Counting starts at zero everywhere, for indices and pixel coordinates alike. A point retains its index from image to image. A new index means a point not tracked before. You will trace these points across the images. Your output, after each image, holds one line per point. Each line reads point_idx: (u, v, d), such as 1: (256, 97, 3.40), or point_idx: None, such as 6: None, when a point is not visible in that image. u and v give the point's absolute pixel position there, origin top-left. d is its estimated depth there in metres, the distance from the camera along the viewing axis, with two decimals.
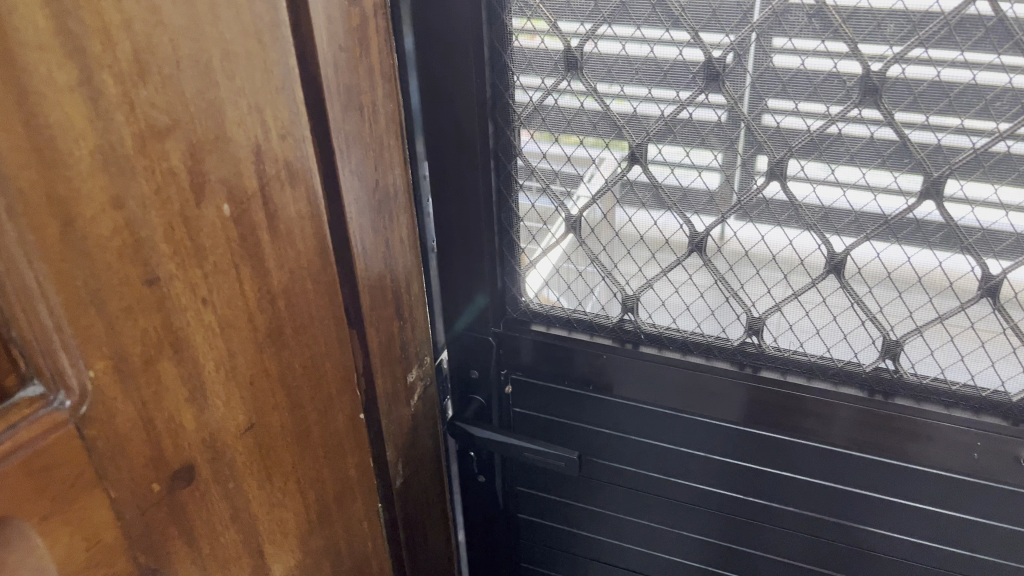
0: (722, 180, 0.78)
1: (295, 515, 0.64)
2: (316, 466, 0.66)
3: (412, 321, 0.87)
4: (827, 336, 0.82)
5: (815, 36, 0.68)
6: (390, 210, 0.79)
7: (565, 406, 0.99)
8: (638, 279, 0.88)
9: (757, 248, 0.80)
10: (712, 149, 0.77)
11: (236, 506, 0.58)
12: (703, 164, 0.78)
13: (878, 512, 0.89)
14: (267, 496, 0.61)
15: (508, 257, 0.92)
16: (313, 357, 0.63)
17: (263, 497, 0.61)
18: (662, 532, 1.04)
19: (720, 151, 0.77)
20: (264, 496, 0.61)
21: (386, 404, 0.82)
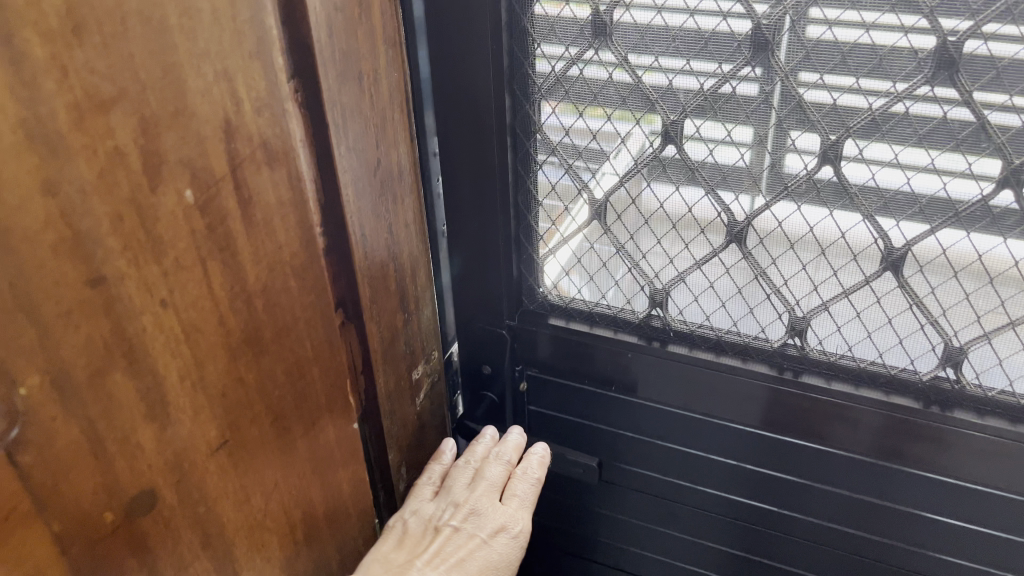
0: (767, 166, 0.69)
1: (279, 537, 0.58)
2: (305, 483, 0.58)
3: (418, 313, 0.80)
4: (880, 340, 0.74)
5: (897, 23, 0.59)
6: (394, 191, 0.71)
7: (585, 405, 0.92)
8: (669, 272, 0.79)
9: (805, 240, 0.71)
10: (746, 122, 0.68)
11: (208, 532, 0.51)
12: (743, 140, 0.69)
13: (927, 534, 0.81)
14: (246, 519, 0.54)
15: (524, 243, 0.84)
16: (299, 364, 0.55)
17: (240, 521, 0.54)
18: (684, 543, 0.97)
19: (750, 124, 0.68)
20: (242, 519, 0.54)
21: (388, 405, 0.75)
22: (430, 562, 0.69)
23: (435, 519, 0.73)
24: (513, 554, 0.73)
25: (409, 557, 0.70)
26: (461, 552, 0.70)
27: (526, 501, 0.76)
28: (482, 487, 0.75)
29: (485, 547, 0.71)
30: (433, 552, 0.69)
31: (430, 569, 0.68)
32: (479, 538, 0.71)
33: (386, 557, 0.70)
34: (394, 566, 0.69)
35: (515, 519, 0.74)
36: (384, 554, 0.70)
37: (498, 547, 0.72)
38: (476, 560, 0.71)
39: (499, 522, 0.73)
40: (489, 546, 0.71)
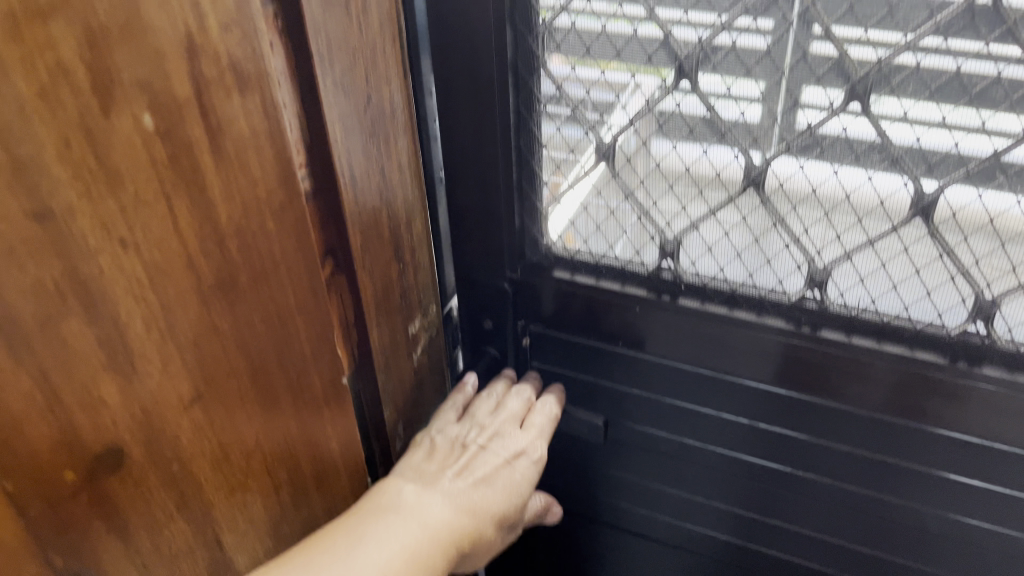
0: (783, 104, 0.64)
1: (262, 497, 0.54)
2: (290, 441, 0.55)
3: (414, 264, 0.75)
4: (906, 292, 0.69)
5: None
6: (387, 132, 0.66)
7: (591, 362, 0.88)
8: (682, 221, 0.75)
9: (827, 185, 0.66)
10: (755, 79, 0.64)
11: (183, 492, 0.48)
12: (746, 97, 0.65)
13: (944, 495, 0.77)
14: (225, 479, 0.50)
15: (527, 191, 0.79)
16: (278, 315, 0.50)
17: (218, 482, 0.50)
18: (690, 504, 0.94)
19: (764, 83, 0.63)
20: (221, 478, 0.50)
21: (382, 359, 0.71)
22: (458, 474, 0.67)
23: (460, 436, 0.72)
24: (530, 479, 0.73)
25: (438, 466, 0.68)
26: (488, 468, 0.69)
27: (545, 433, 0.76)
28: (506, 414, 0.75)
29: (509, 468, 0.71)
30: (462, 464, 0.68)
31: (460, 478, 0.67)
32: (504, 457, 0.71)
33: (414, 464, 0.68)
34: (423, 472, 0.67)
35: (534, 446, 0.74)
36: (411, 461, 0.68)
37: (519, 469, 0.72)
38: (500, 478, 0.70)
39: (519, 447, 0.72)
40: (513, 467, 0.71)
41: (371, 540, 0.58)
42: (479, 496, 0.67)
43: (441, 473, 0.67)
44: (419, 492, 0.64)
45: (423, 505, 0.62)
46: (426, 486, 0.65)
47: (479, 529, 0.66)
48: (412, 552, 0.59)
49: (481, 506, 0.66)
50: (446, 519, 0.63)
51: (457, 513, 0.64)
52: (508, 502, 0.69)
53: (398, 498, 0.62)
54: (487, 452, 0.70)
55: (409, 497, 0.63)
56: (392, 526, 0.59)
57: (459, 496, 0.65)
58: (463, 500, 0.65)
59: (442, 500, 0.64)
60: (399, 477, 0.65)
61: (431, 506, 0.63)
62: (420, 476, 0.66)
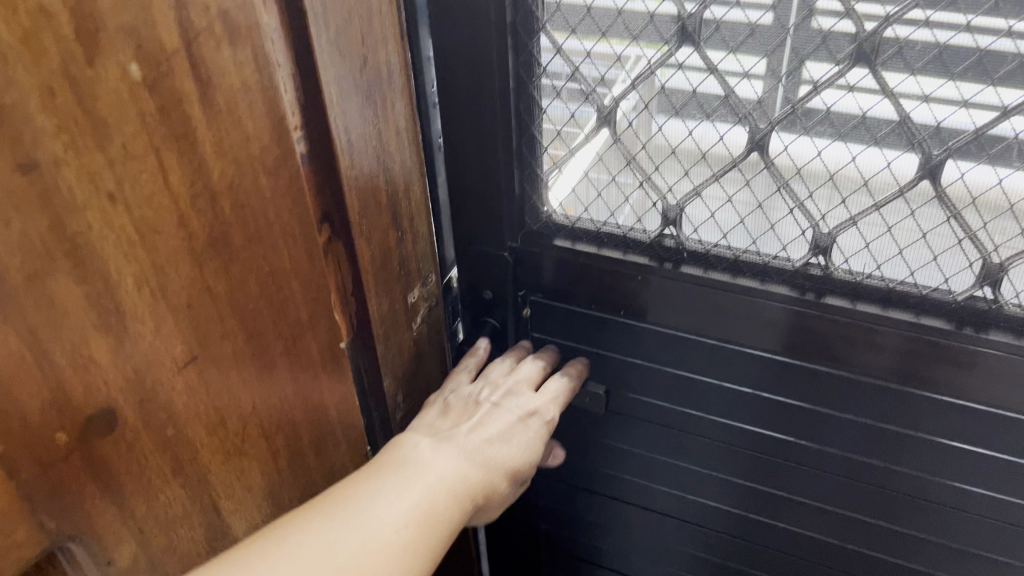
0: (787, 65, 0.63)
1: (258, 463, 0.55)
2: (286, 407, 0.55)
3: (413, 232, 0.72)
4: (912, 257, 0.68)
5: None
6: (383, 94, 0.64)
7: (593, 333, 0.87)
8: (684, 187, 0.74)
9: (833, 147, 0.65)
10: (755, 55, 0.63)
11: (178, 455, 0.48)
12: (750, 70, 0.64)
13: (949, 463, 0.76)
14: (219, 443, 0.51)
15: (527, 157, 0.78)
16: (267, 277, 0.50)
17: (213, 445, 0.51)
18: (692, 476, 0.93)
19: (761, 58, 0.63)
20: (216, 442, 0.51)
21: (382, 328, 0.68)
22: (471, 429, 0.67)
23: (473, 396, 0.72)
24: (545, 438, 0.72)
25: (453, 424, 0.68)
26: (503, 424, 0.69)
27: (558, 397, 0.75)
28: (519, 377, 0.75)
29: (522, 425, 0.70)
30: (476, 420, 0.68)
31: (475, 433, 0.67)
32: (517, 414, 0.70)
33: (429, 424, 0.68)
34: (438, 429, 0.67)
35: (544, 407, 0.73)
36: (426, 421, 0.68)
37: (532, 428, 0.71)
38: (513, 434, 0.69)
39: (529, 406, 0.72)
40: (525, 425, 0.70)
41: (388, 493, 0.58)
42: (494, 450, 0.66)
43: (455, 429, 0.67)
44: (434, 446, 0.64)
45: (439, 458, 0.62)
46: (441, 440, 0.65)
47: (495, 484, 0.66)
48: (429, 504, 0.59)
49: (497, 460, 0.66)
50: (462, 471, 0.62)
51: (472, 466, 0.64)
52: (525, 458, 0.69)
53: (415, 453, 0.62)
54: (500, 411, 0.70)
55: (425, 451, 0.62)
56: (409, 479, 0.59)
57: (473, 451, 0.65)
58: (478, 454, 0.65)
59: (453, 452, 0.64)
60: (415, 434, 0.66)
61: (445, 458, 0.63)
62: (435, 432, 0.66)
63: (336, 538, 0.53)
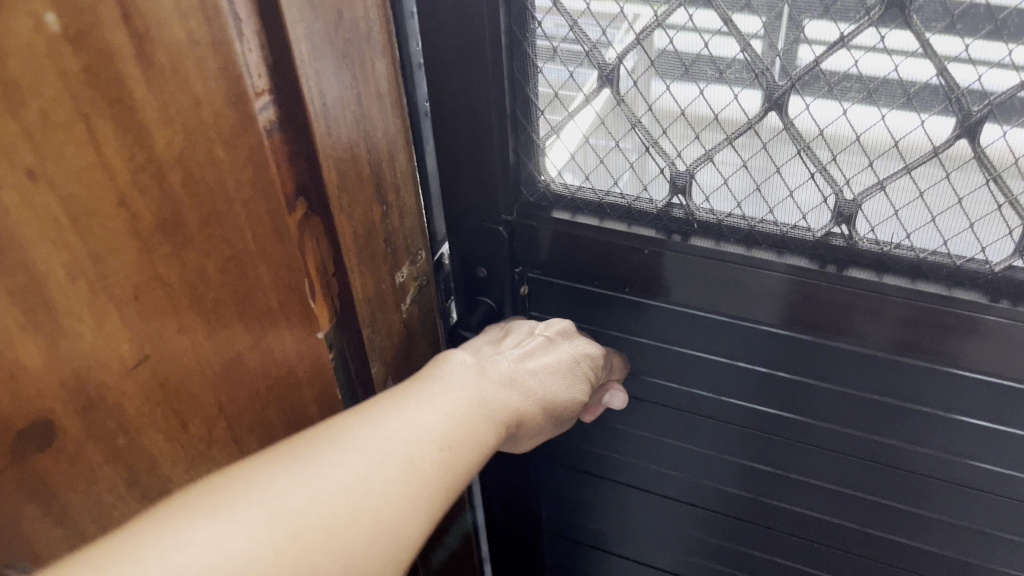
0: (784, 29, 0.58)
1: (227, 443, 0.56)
2: (257, 399, 0.53)
3: (400, 206, 0.64)
4: (945, 225, 0.62)
5: None
6: (363, 55, 0.57)
7: (597, 311, 0.81)
8: (694, 152, 0.68)
9: (861, 106, 0.59)
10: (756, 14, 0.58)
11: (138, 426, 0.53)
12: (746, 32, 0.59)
13: (983, 444, 0.71)
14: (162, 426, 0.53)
15: (522, 122, 0.72)
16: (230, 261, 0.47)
17: (161, 426, 0.53)
18: (701, 459, 0.88)
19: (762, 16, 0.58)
20: (166, 422, 0.53)
21: (368, 313, 0.61)
22: (518, 362, 0.64)
23: (528, 329, 0.69)
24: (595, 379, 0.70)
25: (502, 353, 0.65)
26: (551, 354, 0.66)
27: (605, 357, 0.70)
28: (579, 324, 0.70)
29: (571, 366, 0.66)
30: (526, 349, 0.65)
31: (519, 368, 0.63)
32: (571, 350, 0.67)
33: (477, 344, 0.66)
34: (484, 351, 0.65)
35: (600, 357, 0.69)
36: (474, 340, 0.66)
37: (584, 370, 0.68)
38: (558, 375, 0.65)
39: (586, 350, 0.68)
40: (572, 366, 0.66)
41: (424, 417, 0.55)
42: (539, 380, 0.64)
43: (500, 353, 0.64)
44: (480, 377, 0.60)
45: (478, 389, 0.59)
46: (488, 370, 0.61)
47: (536, 414, 0.64)
48: (459, 435, 0.56)
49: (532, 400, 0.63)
50: (495, 406, 0.59)
51: (512, 394, 0.61)
52: (568, 396, 0.65)
53: (463, 369, 0.60)
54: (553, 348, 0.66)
55: (467, 380, 0.59)
56: (446, 404, 0.57)
57: (518, 379, 0.63)
58: (520, 380, 0.63)
59: (492, 383, 0.61)
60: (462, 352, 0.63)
61: (485, 392, 0.59)
62: (481, 353, 0.64)
63: (377, 453, 0.52)
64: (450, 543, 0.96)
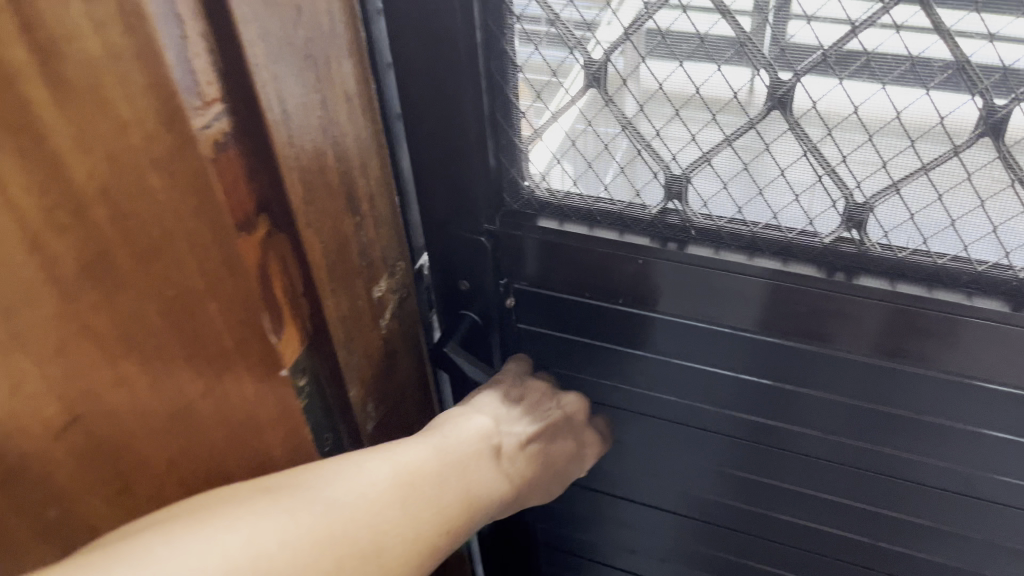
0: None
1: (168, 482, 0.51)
2: (202, 436, 0.50)
3: (373, 218, 0.59)
4: (965, 228, 0.58)
5: None
6: (327, 57, 0.51)
7: (587, 321, 0.77)
8: (691, 153, 0.63)
9: (874, 102, 0.54)
10: None
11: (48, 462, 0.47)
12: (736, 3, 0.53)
13: (1004, 458, 0.67)
14: (90, 461, 0.48)
15: (503, 123, 0.67)
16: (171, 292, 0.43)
17: (81, 461, 0.48)
18: (701, 473, 0.84)
19: None
20: (88, 457, 0.48)
21: (345, 331, 0.56)
22: (527, 447, 0.63)
23: (535, 401, 0.68)
24: (561, 481, 0.70)
25: (515, 427, 0.64)
26: (543, 445, 0.66)
27: (576, 453, 0.71)
28: (570, 408, 0.70)
29: (552, 462, 0.67)
30: (533, 430, 0.64)
31: (526, 452, 0.63)
32: (558, 436, 0.68)
33: (494, 403, 0.65)
34: (502, 410, 0.65)
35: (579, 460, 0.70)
36: (489, 395, 0.66)
37: (562, 466, 0.68)
38: (545, 467, 0.66)
39: (567, 446, 0.69)
40: (556, 457, 0.67)
41: (439, 501, 0.55)
42: (536, 465, 0.64)
43: (514, 423, 0.64)
44: (494, 462, 0.60)
45: (488, 478, 0.59)
46: (502, 449, 0.61)
47: (510, 506, 0.62)
48: (460, 521, 0.56)
49: (524, 485, 0.63)
50: (499, 489, 0.60)
51: (520, 467, 0.63)
52: (541, 487, 0.66)
53: (476, 455, 0.59)
54: (549, 433, 0.67)
55: (478, 468, 0.58)
56: (456, 490, 0.56)
57: (523, 461, 0.63)
58: (527, 455, 0.64)
59: (506, 455, 0.62)
60: (482, 415, 0.63)
61: (494, 479, 0.59)
62: (498, 416, 0.64)
63: (395, 518, 0.52)
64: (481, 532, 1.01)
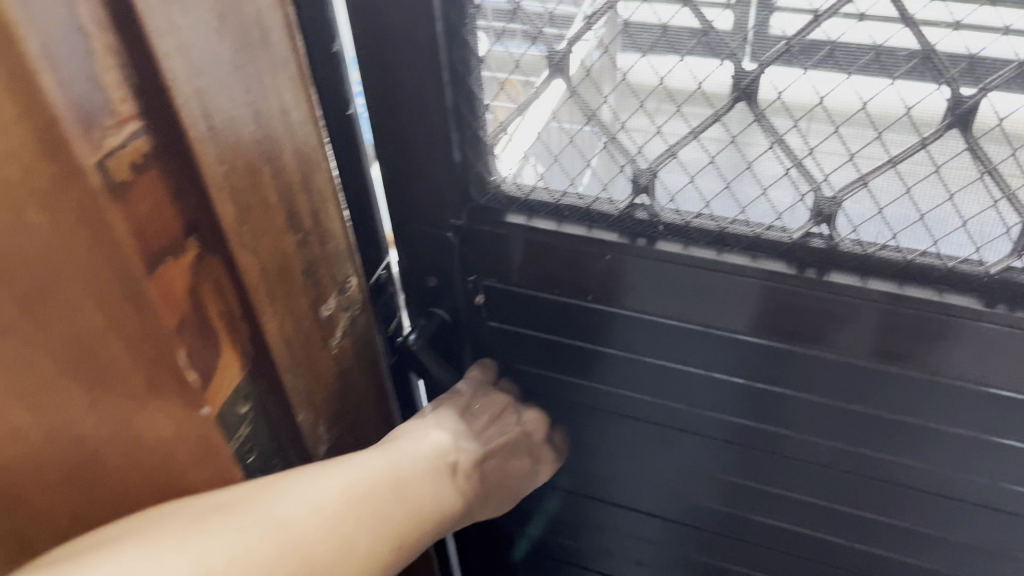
0: None
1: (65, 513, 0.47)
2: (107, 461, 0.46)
3: (319, 231, 0.57)
4: (935, 223, 0.55)
5: None
6: (262, 62, 0.48)
7: (558, 320, 0.75)
8: (656, 147, 0.60)
9: (840, 93, 0.52)
10: None
11: None
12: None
13: (979, 458, 0.65)
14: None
15: (467, 117, 0.64)
16: (84, 345, 0.42)
17: None
18: (678, 471, 0.82)
19: None
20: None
21: (285, 349, 0.55)
22: (479, 463, 0.63)
23: (489, 417, 0.67)
24: (510, 497, 0.69)
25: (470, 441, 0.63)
26: (493, 462, 0.65)
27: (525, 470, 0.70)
28: (522, 425, 0.69)
29: (499, 479, 0.66)
30: (485, 447, 0.64)
31: (479, 468, 0.63)
32: (507, 455, 0.67)
33: (451, 417, 0.64)
34: (460, 423, 0.64)
35: (533, 475, 0.69)
36: (445, 411, 0.64)
37: (512, 481, 0.68)
38: (493, 484, 0.65)
39: (519, 462, 0.68)
40: (503, 476, 0.66)
41: (392, 516, 0.53)
42: (484, 482, 0.64)
43: (472, 438, 0.63)
44: (449, 476, 0.59)
45: (442, 493, 0.57)
46: (458, 464, 0.60)
47: (460, 523, 0.61)
48: (414, 537, 0.54)
49: (474, 502, 0.63)
50: (454, 504, 0.59)
51: (473, 484, 0.62)
52: (490, 502, 0.65)
53: (430, 470, 0.57)
54: (502, 449, 0.66)
55: (433, 484, 0.57)
56: (410, 506, 0.54)
57: (476, 476, 0.62)
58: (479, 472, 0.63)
59: (463, 468, 0.61)
60: (438, 430, 0.61)
61: (449, 493, 0.58)
62: (457, 432, 0.63)
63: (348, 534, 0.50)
64: (521, 548, 1.02)
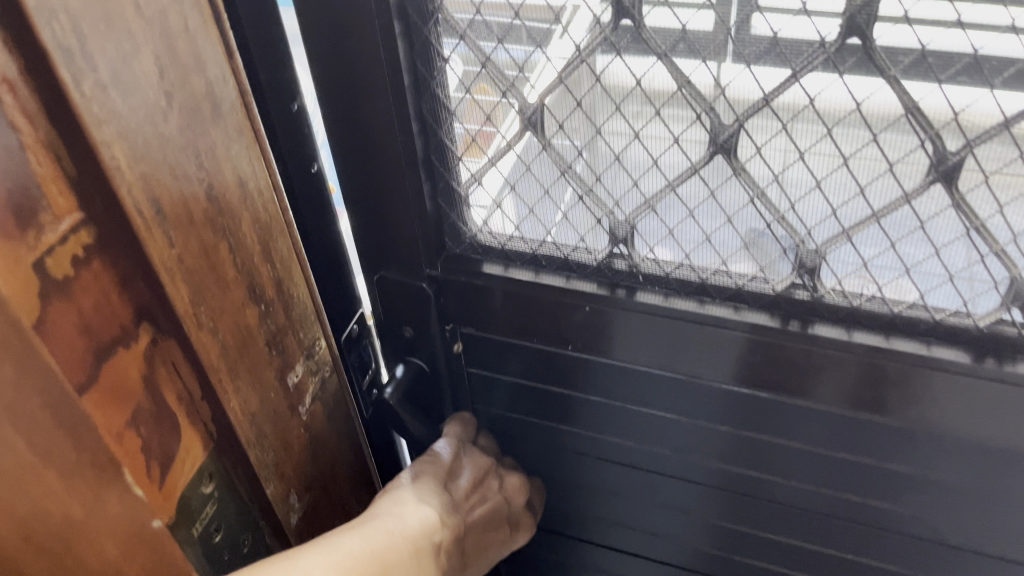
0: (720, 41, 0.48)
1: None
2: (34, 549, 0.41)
3: (285, 297, 0.55)
4: (920, 276, 0.54)
5: None
6: (214, 134, 0.46)
7: (539, 368, 0.73)
8: (633, 199, 0.58)
9: (821, 147, 0.50)
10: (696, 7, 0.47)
11: None
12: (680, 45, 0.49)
13: (970, 507, 0.63)
14: None
15: (438, 167, 0.62)
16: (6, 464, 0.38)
17: None
18: (666, 514, 0.80)
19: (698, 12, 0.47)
20: None
21: (251, 424, 0.53)
22: (458, 539, 0.63)
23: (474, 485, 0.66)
24: (482, 561, 0.69)
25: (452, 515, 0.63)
26: (470, 533, 0.65)
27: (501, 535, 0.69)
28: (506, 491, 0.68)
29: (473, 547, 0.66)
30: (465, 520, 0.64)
31: (456, 545, 0.63)
32: (486, 523, 0.67)
33: (435, 485, 0.64)
34: (444, 494, 0.64)
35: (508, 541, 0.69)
36: (431, 478, 0.64)
37: (488, 546, 0.68)
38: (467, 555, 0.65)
39: (496, 529, 0.68)
40: (478, 544, 0.67)
41: None
42: (459, 554, 0.64)
43: (454, 511, 0.63)
44: (426, 559, 0.59)
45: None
46: (437, 544, 0.61)
47: None
48: None
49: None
50: None
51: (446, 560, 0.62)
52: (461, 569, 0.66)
53: (411, 555, 0.57)
54: (483, 517, 0.66)
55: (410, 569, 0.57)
56: None
57: (451, 552, 0.63)
58: (455, 546, 0.63)
59: (441, 548, 0.61)
60: (422, 504, 0.61)
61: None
62: (441, 506, 0.62)
63: None
64: None
